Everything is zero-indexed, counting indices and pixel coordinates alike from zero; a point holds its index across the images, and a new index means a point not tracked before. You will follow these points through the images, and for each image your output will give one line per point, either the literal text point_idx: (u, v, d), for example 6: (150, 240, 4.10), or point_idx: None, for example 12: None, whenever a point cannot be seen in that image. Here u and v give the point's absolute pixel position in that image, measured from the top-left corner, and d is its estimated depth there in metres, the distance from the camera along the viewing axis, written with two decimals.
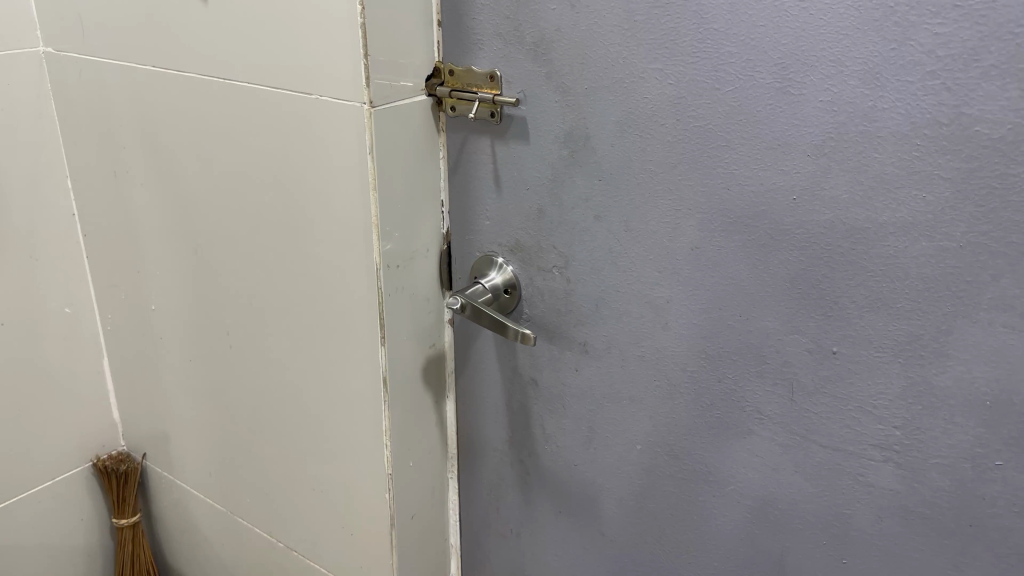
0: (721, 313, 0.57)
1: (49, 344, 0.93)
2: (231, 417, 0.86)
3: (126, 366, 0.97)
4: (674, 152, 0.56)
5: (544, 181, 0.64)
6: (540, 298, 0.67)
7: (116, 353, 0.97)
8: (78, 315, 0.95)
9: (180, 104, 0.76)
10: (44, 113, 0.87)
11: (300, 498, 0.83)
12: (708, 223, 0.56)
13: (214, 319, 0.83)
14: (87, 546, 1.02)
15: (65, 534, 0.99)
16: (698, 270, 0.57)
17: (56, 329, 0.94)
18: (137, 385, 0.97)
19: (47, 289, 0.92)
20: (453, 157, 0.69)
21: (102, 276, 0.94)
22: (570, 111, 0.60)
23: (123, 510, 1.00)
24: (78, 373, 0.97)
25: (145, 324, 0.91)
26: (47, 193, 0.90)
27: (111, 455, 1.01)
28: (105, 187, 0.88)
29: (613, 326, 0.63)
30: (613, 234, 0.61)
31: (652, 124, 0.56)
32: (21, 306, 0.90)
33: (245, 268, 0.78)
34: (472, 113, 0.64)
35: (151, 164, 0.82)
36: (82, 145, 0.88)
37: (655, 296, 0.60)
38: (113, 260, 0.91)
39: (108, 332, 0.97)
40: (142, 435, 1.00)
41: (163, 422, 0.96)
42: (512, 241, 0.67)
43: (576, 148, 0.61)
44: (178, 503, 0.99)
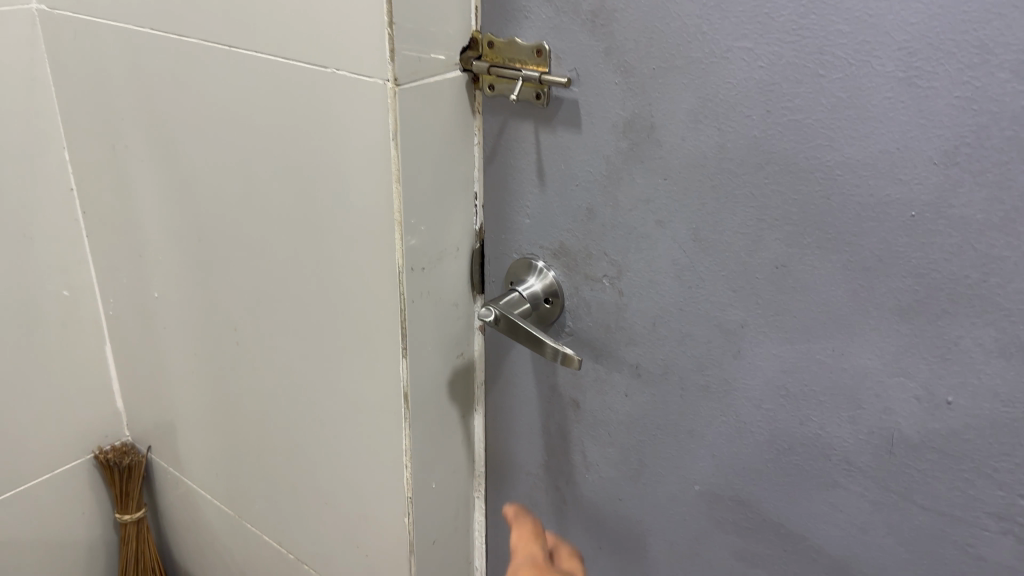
0: (807, 346, 0.48)
1: (46, 329, 0.86)
2: (238, 419, 0.79)
3: (130, 355, 0.90)
4: (760, 151, 0.46)
5: (596, 177, 0.54)
6: (587, 311, 0.58)
7: (119, 339, 0.90)
8: (77, 297, 0.88)
9: (182, 73, 0.67)
10: (37, 78, 0.79)
11: (312, 511, 0.76)
12: (799, 238, 0.46)
13: (220, 312, 0.75)
14: (89, 538, 0.97)
15: (65, 526, 0.94)
16: (782, 293, 0.48)
17: (54, 314, 0.86)
18: (140, 374, 0.90)
19: (42, 271, 0.84)
20: (490, 143, 0.59)
21: (103, 257, 0.86)
22: (631, 95, 0.50)
23: (126, 506, 0.95)
24: (77, 359, 0.90)
25: (150, 312, 0.84)
26: (42, 166, 0.82)
27: (115, 447, 0.95)
28: (104, 161, 0.80)
29: (673, 350, 0.54)
30: (678, 243, 0.51)
31: (735, 115, 0.46)
32: (15, 289, 0.82)
33: (253, 260, 0.69)
34: (514, 94, 0.54)
35: (151, 139, 0.73)
36: (79, 115, 0.79)
37: (725, 318, 0.51)
38: (115, 242, 0.84)
39: (111, 317, 0.90)
40: (145, 426, 0.93)
41: (168, 416, 0.89)
42: (556, 244, 0.58)
43: (638, 140, 0.51)
44: (183, 502, 0.93)
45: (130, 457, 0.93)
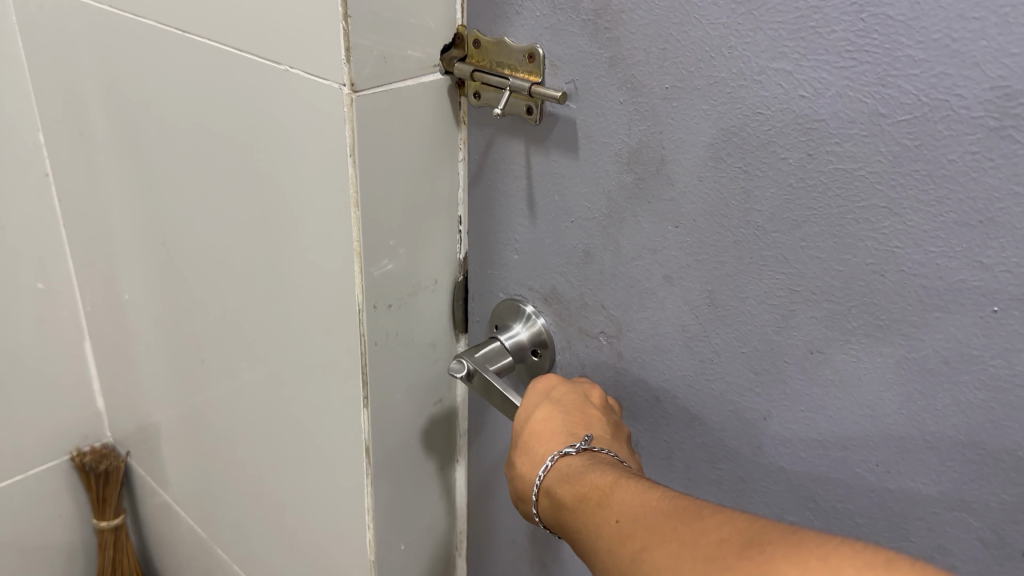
0: (843, 455, 0.38)
1: (19, 326, 0.79)
2: (209, 440, 0.71)
3: (110, 355, 0.83)
4: (794, 207, 0.36)
5: (595, 215, 0.44)
6: (580, 369, 0.49)
7: (98, 337, 0.84)
8: (54, 291, 0.81)
9: (141, 59, 0.58)
10: (7, 52, 0.71)
11: (279, 551, 0.68)
12: (840, 323, 0.36)
13: (186, 326, 0.68)
14: (65, 544, 0.91)
15: (39, 531, 0.89)
16: (815, 385, 0.38)
17: (27, 308, 0.80)
18: (118, 376, 0.83)
19: (14, 264, 0.77)
20: (475, 161, 0.49)
21: (79, 249, 0.79)
22: (639, 120, 0.40)
23: (105, 512, 0.90)
24: (53, 356, 0.84)
25: (125, 313, 0.76)
26: (13, 150, 0.74)
27: (93, 449, 0.89)
28: (75, 148, 0.72)
29: (679, 430, 0.45)
30: (689, 307, 0.41)
31: (767, 156, 0.36)
32: None
33: (215, 275, 0.61)
34: (500, 106, 0.44)
35: (117, 128, 0.65)
36: (49, 95, 0.71)
37: (744, 406, 0.41)
38: (90, 237, 0.76)
39: (91, 314, 0.83)
40: (125, 431, 0.88)
41: (146, 424, 0.82)
42: (548, 288, 0.49)
43: (644, 175, 0.41)
44: (160, 514, 0.88)
45: (108, 462, 0.88)
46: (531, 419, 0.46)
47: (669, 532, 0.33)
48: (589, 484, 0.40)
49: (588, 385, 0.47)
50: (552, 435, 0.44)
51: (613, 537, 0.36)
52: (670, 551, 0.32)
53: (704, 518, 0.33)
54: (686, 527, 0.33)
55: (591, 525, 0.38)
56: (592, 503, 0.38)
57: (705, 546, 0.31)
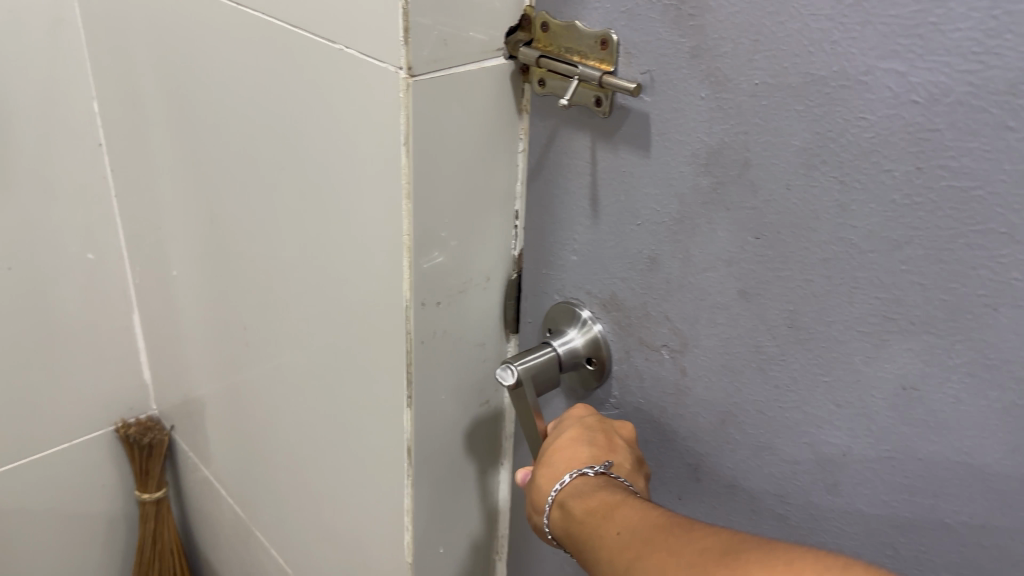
0: (932, 504, 0.34)
1: (67, 296, 0.79)
2: (253, 422, 0.70)
3: (157, 329, 0.83)
4: (897, 226, 0.31)
5: (664, 219, 0.40)
6: (637, 382, 0.46)
7: (145, 309, 0.83)
8: (103, 261, 0.81)
9: (191, 30, 0.56)
10: (65, 18, 0.69)
11: (316, 540, 0.67)
12: (941, 359, 0.32)
13: (231, 307, 0.66)
14: (107, 514, 0.92)
15: (82, 500, 0.89)
16: (906, 424, 0.34)
17: (75, 276, 0.79)
18: (163, 349, 0.83)
19: (62, 234, 0.77)
20: (535, 154, 0.46)
21: (129, 220, 0.78)
22: (721, 118, 0.36)
23: (146, 485, 0.90)
24: (99, 327, 0.83)
25: (173, 289, 0.75)
26: (66, 118, 0.73)
27: (138, 421, 0.89)
28: (127, 117, 0.70)
29: (745, 456, 0.41)
30: (765, 327, 0.38)
31: (867, 167, 0.32)
32: (32, 249, 0.75)
33: (261, 258, 0.59)
34: (567, 96, 0.41)
35: (167, 100, 0.63)
36: (103, 64, 0.70)
37: (822, 439, 0.37)
38: (140, 209, 0.75)
39: (140, 287, 0.83)
40: (169, 406, 0.87)
41: (191, 401, 0.81)
42: (608, 294, 0.45)
43: (724, 179, 0.37)
44: (201, 490, 0.87)
45: (152, 435, 0.88)
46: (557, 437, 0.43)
47: (663, 547, 0.33)
48: (601, 501, 0.38)
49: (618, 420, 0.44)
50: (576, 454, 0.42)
51: (612, 549, 0.35)
52: (659, 560, 0.33)
53: (692, 531, 0.33)
54: (675, 538, 0.33)
55: (593, 538, 0.37)
56: (597, 517, 0.37)
57: (690, 555, 0.32)
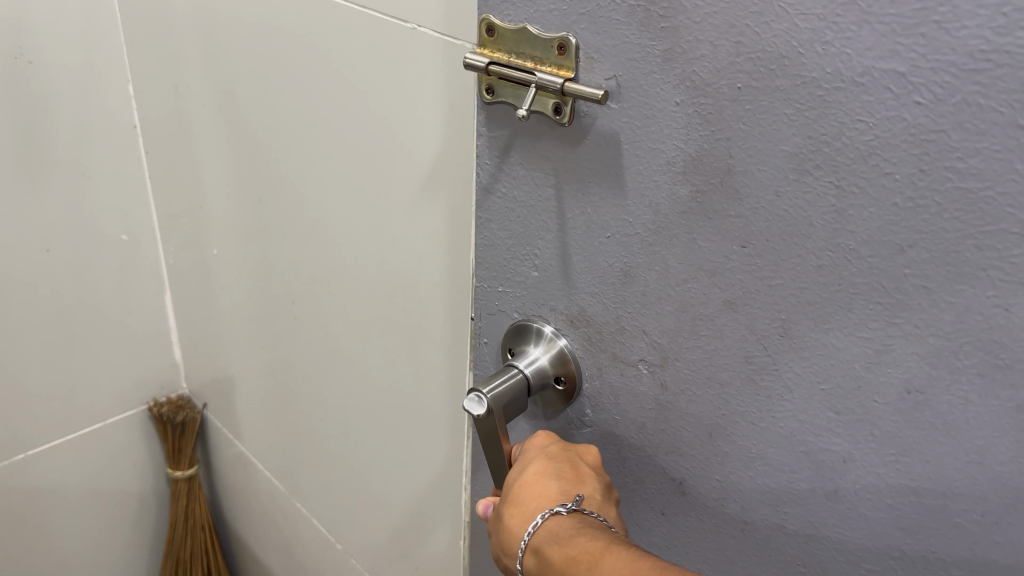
0: (942, 504, 0.34)
1: (103, 270, 0.91)
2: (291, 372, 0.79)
3: (188, 302, 0.95)
4: (901, 229, 0.30)
5: (637, 230, 0.38)
6: (612, 399, 0.44)
7: (175, 279, 0.95)
8: (136, 241, 0.93)
9: (248, 14, 0.61)
10: (101, 18, 0.80)
11: (357, 471, 0.77)
12: (950, 362, 0.31)
13: (275, 273, 0.73)
14: (138, 491, 1.06)
15: (121, 480, 1.04)
16: (912, 428, 0.33)
17: (111, 254, 0.91)
18: (196, 321, 0.95)
19: (99, 216, 0.88)
20: (486, 168, 0.43)
21: (166, 201, 0.89)
22: (698, 123, 0.34)
23: (179, 460, 1.04)
24: (132, 299, 0.95)
25: (212, 256, 0.84)
26: (100, 106, 0.84)
27: (168, 400, 1.02)
28: (168, 103, 0.79)
29: (736, 468, 0.40)
30: (755, 337, 0.36)
31: (867, 170, 0.30)
32: (76, 233, 0.87)
33: (308, 227, 0.66)
34: (525, 106, 0.38)
35: (213, 83, 0.69)
36: (143, 57, 0.80)
37: (820, 447, 0.36)
38: (180, 188, 0.85)
39: (172, 258, 0.94)
40: (202, 372, 0.99)
41: (228, 357, 0.90)
42: (575, 309, 0.43)
43: (703, 188, 0.35)
44: (235, 461, 1.00)
45: (184, 412, 1.01)
46: (522, 472, 0.41)
47: None
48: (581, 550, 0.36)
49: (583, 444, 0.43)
50: (544, 489, 0.40)
51: None
52: None
53: None
54: None
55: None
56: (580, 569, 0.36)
57: None
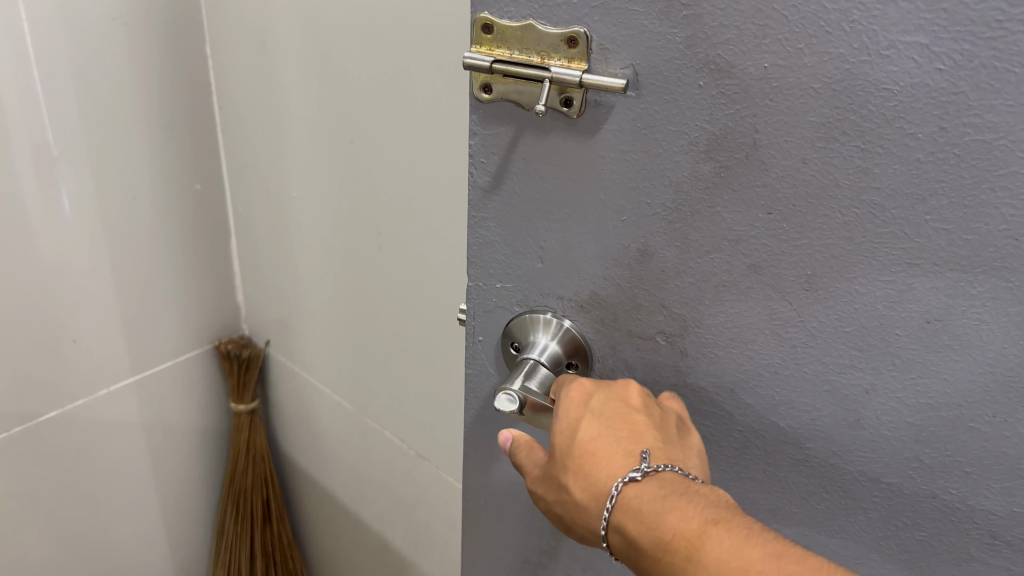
0: (957, 413, 0.39)
1: (178, 215, 0.92)
2: (367, 303, 0.84)
3: (254, 249, 0.97)
4: (921, 180, 0.34)
5: (656, 210, 0.40)
6: (628, 375, 0.45)
7: (245, 228, 0.96)
8: (208, 191, 0.94)
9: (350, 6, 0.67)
10: None
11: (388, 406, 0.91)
12: (966, 292, 0.36)
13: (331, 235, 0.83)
14: (202, 427, 1.08)
15: (188, 414, 1.05)
16: (930, 352, 0.38)
17: (189, 205, 0.93)
18: (264, 253, 0.95)
19: (180, 168, 0.90)
20: (487, 165, 0.42)
21: (235, 154, 0.91)
22: (723, 104, 0.36)
23: (242, 395, 1.05)
24: (203, 241, 0.96)
25: (287, 205, 0.87)
26: (179, 67, 0.85)
27: (232, 339, 1.04)
28: (253, 56, 0.80)
29: (759, 416, 0.43)
30: (780, 295, 0.40)
31: (891, 133, 0.34)
32: (155, 186, 0.88)
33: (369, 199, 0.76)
34: (540, 101, 0.38)
35: (313, 53, 0.73)
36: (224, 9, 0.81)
37: (843, 383, 0.41)
38: (258, 137, 0.86)
39: (240, 217, 0.96)
40: (266, 322, 1.02)
41: (299, 302, 0.94)
42: (586, 294, 0.44)
43: (727, 163, 0.37)
44: (299, 392, 1.04)
45: (248, 350, 1.03)
46: (579, 441, 0.39)
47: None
48: (671, 531, 0.35)
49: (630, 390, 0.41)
50: (607, 457, 0.38)
51: None
52: None
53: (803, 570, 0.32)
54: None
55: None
56: (677, 556, 0.35)
57: None
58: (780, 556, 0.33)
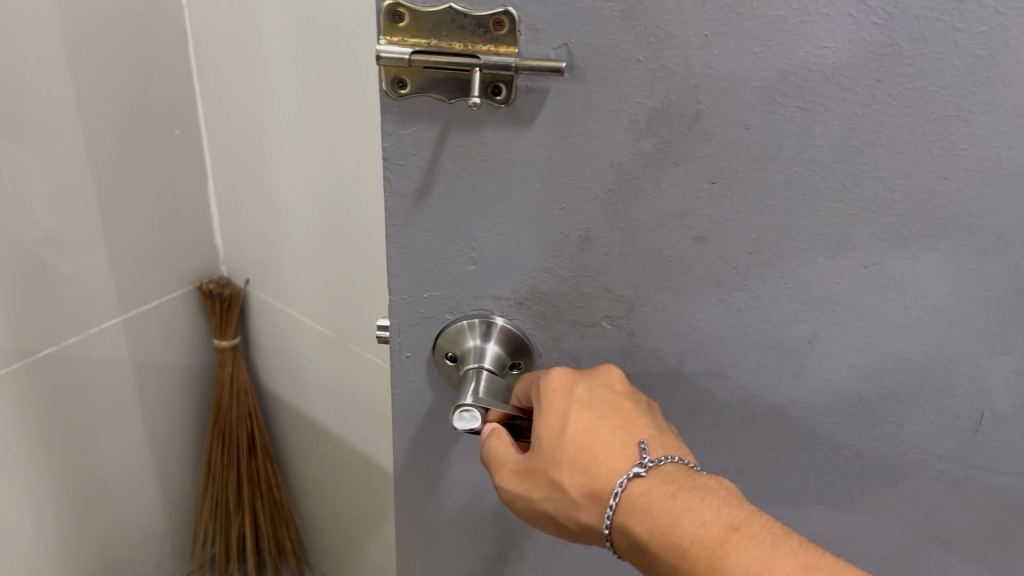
0: (893, 347, 0.41)
1: (149, 158, 0.76)
2: (356, 281, 0.74)
3: (234, 208, 0.82)
4: (858, 131, 0.35)
5: (597, 194, 0.38)
6: (572, 364, 0.44)
7: (223, 177, 0.80)
8: (186, 138, 0.78)
9: None
10: None
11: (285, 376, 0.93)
12: (901, 233, 0.38)
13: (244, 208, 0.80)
14: (185, 364, 0.92)
15: (169, 351, 0.89)
16: (869, 294, 0.40)
17: (164, 155, 0.77)
18: (244, 207, 0.80)
19: (148, 112, 0.74)
20: (405, 167, 0.38)
21: (212, 94, 0.75)
22: (667, 76, 0.35)
23: (225, 332, 0.89)
24: (183, 184, 0.80)
25: (262, 164, 0.74)
26: None
27: (212, 279, 0.87)
28: None
29: (708, 382, 0.44)
30: (726, 262, 0.39)
31: (829, 90, 0.35)
32: (126, 125, 0.73)
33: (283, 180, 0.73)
34: (474, 93, 0.35)
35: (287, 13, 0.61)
36: None
37: (789, 337, 0.42)
38: (237, 81, 0.70)
39: (219, 168, 0.80)
40: (247, 262, 0.85)
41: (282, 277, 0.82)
42: (525, 290, 0.42)
43: (671, 137, 0.36)
44: (283, 332, 0.88)
45: (229, 288, 0.86)
46: (575, 434, 0.39)
47: None
48: (693, 541, 0.35)
49: (609, 377, 0.41)
50: (610, 454, 0.38)
51: None
52: None
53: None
54: None
55: None
56: (696, 562, 0.34)
57: None
58: (812, 568, 0.33)
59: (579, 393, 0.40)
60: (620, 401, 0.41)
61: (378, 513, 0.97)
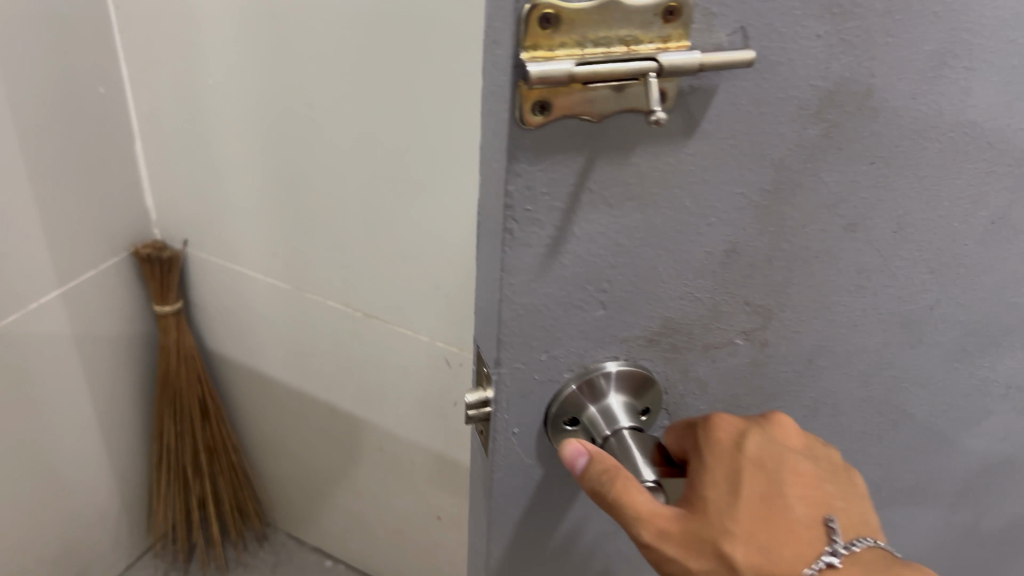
0: (1002, 294, 0.40)
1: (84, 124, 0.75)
2: (317, 229, 0.76)
3: (173, 175, 0.81)
4: (1013, 82, 0.33)
5: (751, 198, 0.32)
6: (701, 389, 0.38)
7: (159, 141, 0.79)
8: (112, 96, 0.76)
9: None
10: None
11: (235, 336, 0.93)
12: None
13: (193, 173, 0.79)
14: (129, 334, 0.91)
15: (110, 320, 0.88)
16: (990, 250, 0.38)
17: (95, 118, 0.75)
18: (185, 172, 0.79)
19: (71, 74, 0.72)
20: (537, 209, 0.30)
21: (137, 55, 0.73)
22: (846, 51, 0.29)
23: (165, 297, 0.88)
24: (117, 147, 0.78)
25: (206, 128, 0.74)
26: None
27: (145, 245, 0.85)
28: None
29: (834, 372, 0.40)
30: (870, 245, 0.36)
31: (995, 44, 0.31)
32: (58, 89, 0.71)
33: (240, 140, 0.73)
34: (655, 103, 0.27)
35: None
36: None
37: (913, 308, 0.39)
38: (177, 36, 0.69)
39: (150, 133, 0.79)
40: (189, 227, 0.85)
41: (233, 228, 0.81)
42: (659, 323, 0.35)
43: (837, 120, 0.31)
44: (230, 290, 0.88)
45: (166, 250, 0.85)
46: (769, 521, 0.34)
47: None
48: None
49: (779, 429, 0.37)
50: (805, 542, 0.35)
51: None
52: None
53: None
54: None
55: None
56: None
57: None
58: None
59: (760, 462, 0.35)
60: (797, 465, 0.36)
61: (345, 463, 1.00)
